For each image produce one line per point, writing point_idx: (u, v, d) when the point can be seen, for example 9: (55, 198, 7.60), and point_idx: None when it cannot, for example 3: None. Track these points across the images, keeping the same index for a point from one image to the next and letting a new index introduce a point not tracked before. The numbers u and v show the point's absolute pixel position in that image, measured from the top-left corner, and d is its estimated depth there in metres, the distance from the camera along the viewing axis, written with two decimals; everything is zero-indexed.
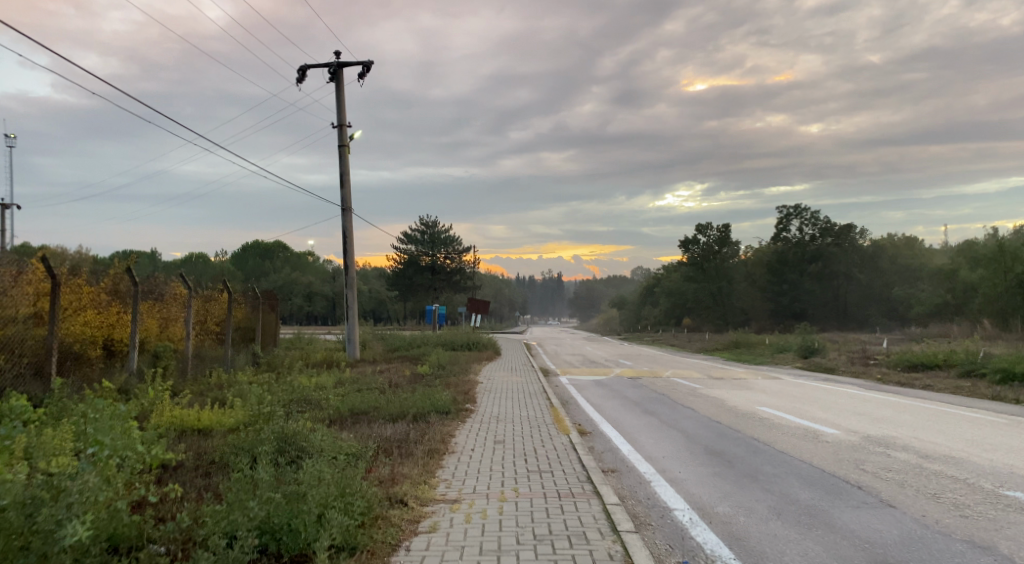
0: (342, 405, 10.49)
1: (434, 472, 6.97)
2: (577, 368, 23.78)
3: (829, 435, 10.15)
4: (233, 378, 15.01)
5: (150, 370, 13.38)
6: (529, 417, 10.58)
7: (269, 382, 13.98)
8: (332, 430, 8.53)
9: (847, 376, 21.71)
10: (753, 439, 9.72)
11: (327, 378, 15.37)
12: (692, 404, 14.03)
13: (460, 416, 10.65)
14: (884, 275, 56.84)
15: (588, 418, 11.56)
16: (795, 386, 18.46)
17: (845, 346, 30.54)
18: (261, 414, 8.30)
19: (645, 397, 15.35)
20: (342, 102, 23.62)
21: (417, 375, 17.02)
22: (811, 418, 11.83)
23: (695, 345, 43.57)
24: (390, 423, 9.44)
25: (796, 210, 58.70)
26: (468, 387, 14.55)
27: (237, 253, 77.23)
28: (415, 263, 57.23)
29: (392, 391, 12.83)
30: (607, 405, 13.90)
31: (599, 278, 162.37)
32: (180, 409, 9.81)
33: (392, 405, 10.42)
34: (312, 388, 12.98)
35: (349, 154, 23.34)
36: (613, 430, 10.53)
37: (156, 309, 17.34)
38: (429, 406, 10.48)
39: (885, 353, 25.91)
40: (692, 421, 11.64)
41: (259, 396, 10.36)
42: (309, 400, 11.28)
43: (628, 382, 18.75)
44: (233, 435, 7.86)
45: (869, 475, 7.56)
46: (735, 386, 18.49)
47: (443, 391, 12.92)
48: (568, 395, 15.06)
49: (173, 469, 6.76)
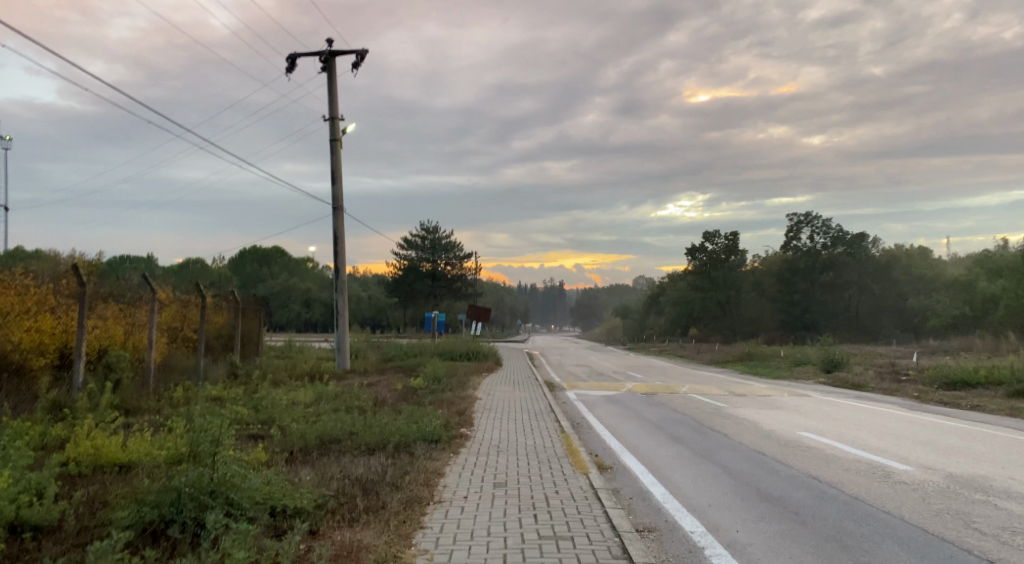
0: (307, 430, 8.68)
1: (410, 540, 5.24)
2: (585, 382, 21.83)
3: (903, 473, 8.33)
4: (198, 393, 13.15)
5: (99, 387, 11.56)
6: (536, 448, 8.73)
7: (237, 399, 12.21)
8: (283, 471, 6.74)
9: (880, 394, 19.75)
10: (817, 478, 7.92)
11: (305, 393, 13.53)
12: (723, 428, 12.13)
13: (453, 444, 8.77)
14: (898, 285, 54.99)
15: (604, 448, 9.67)
16: (829, 405, 16.53)
17: (870, 360, 28.57)
18: (190, 447, 6.52)
19: (666, 418, 13.47)
20: (334, 93, 21.86)
21: (409, 390, 15.18)
22: (870, 449, 9.99)
23: (704, 357, 41.61)
24: (362, 458, 7.61)
25: (806, 217, 56.89)
26: (464, 405, 12.68)
27: (234, 257, 75.48)
28: (415, 270, 55.40)
29: (374, 411, 10.97)
30: (625, 428, 12.06)
31: (602, 289, 160.63)
32: (105, 435, 7.96)
33: (372, 431, 8.60)
34: (282, 407, 11.17)
35: (341, 148, 21.57)
36: (637, 465, 8.69)
37: (119, 315, 15.47)
38: (416, 433, 8.64)
39: (916, 369, 23.90)
40: (731, 452, 9.78)
41: (206, 421, 8.51)
42: (273, 427, 9.43)
43: (644, 399, 16.84)
44: (150, 475, 6.08)
45: (991, 538, 5.78)
46: (764, 404, 16.58)
47: (435, 411, 11.06)
48: (579, 416, 13.16)
49: (48, 534, 5.08)
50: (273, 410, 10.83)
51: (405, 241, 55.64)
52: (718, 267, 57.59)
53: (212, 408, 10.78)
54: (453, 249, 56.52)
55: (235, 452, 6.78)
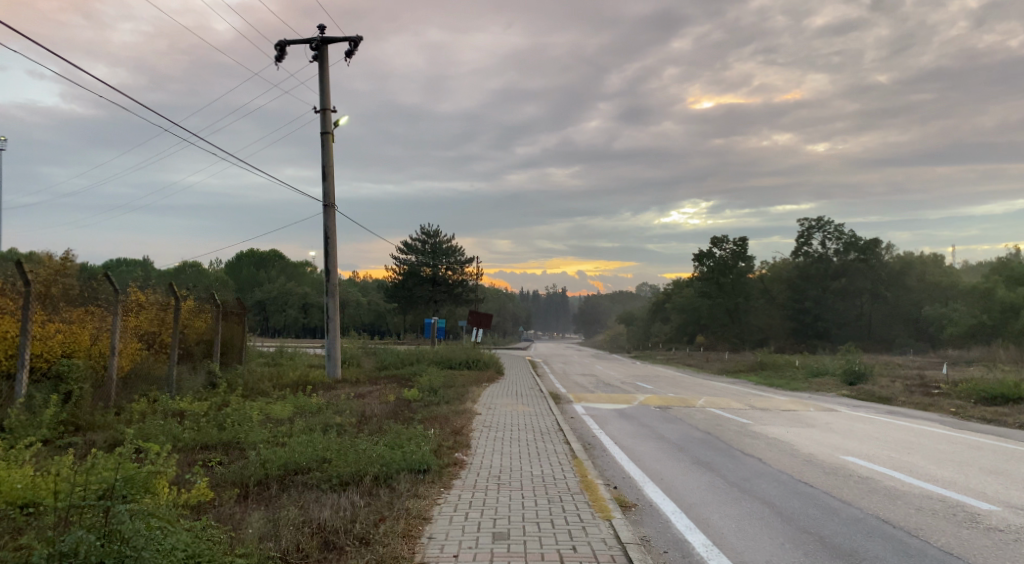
0: (269, 457, 7.24)
1: None
2: (593, 394, 20.24)
3: (991, 515, 6.87)
4: (164, 407, 11.74)
5: (40, 403, 10.15)
6: (546, 482, 7.27)
7: (199, 414, 10.83)
8: (218, 523, 5.36)
9: (914, 410, 18.18)
10: (897, 527, 6.50)
11: (283, 409, 12.12)
12: (755, 452, 10.64)
13: (444, 474, 7.35)
14: (913, 293, 53.10)
15: (627, 480, 8.20)
16: (863, 422, 14.97)
17: (893, 371, 26.97)
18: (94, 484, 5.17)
19: (687, 438, 12.00)
20: (325, 83, 20.47)
21: (402, 402, 13.81)
22: (938, 479, 8.54)
23: (713, 366, 40.11)
24: (330, 496, 6.23)
25: (818, 223, 55.62)
26: (459, 423, 11.20)
27: (232, 261, 74.55)
28: (416, 275, 53.97)
29: (358, 431, 9.48)
30: (644, 450, 10.59)
31: (605, 296, 158.99)
32: (9, 461, 6.52)
33: (349, 458, 7.18)
34: (249, 426, 9.72)
35: (333, 142, 20.16)
36: (667, 502, 7.27)
37: (83, 318, 14.02)
38: (401, 463, 7.18)
39: (948, 382, 22.30)
40: (771, 484, 8.32)
41: (137, 449, 6.99)
42: (227, 457, 7.93)
43: (659, 414, 15.31)
44: (37, 535, 4.76)
45: None
46: (791, 420, 15.08)
47: (429, 431, 9.59)
48: (590, 436, 11.68)
49: None
50: (238, 428, 9.42)
51: (405, 245, 54.20)
52: (726, 273, 56.08)
53: (166, 427, 9.38)
54: (454, 254, 54.83)
55: (155, 497, 5.42)
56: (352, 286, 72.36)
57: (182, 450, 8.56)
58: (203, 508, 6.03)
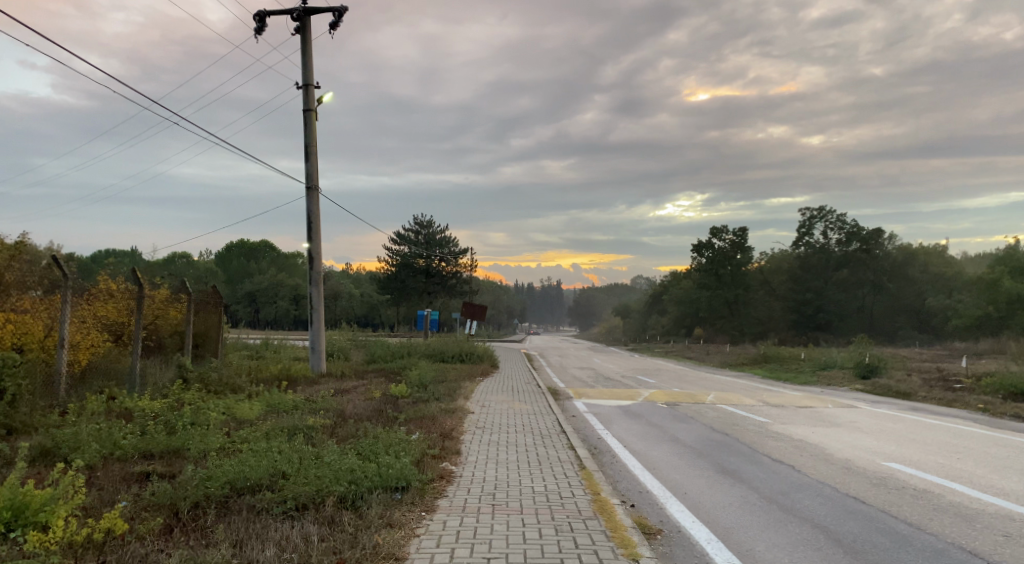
0: (212, 472, 5.92)
1: None
2: (595, 389, 18.93)
3: None
4: (114, 409, 10.34)
5: None
6: (552, 503, 5.96)
7: (150, 414, 9.49)
8: None
9: (938, 407, 16.96)
10: None
11: (249, 409, 10.75)
12: (785, 458, 9.31)
13: (428, 491, 6.06)
14: (916, 284, 51.81)
15: (646, 496, 6.90)
16: (890, 421, 13.71)
17: (907, 364, 25.75)
18: None
19: (702, 440, 10.72)
20: (309, 57, 19.05)
21: (387, 399, 12.52)
22: (1008, 494, 7.29)
23: (715, 359, 38.85)
24: (279, 528, 4.97)
25: (819, 212, 54.43)
26: (449, 424, 9.86)
27: (222, 252, 73.32)
28: (408, 266, 52.57)
29: (328, 438, 8.09)
30: (660, 456, 9.27)
31: (601, 289, 157.89)
32: None
33: (309, 474, 5.84)
34: (200, 431, 8.33)
35: (316, 120, 18.77)
36: (702, 530, 5.99)
37: (34, 307, 12.51)
38: (372, 481, 5.86)
39: (969, 376, 21.05)
40: (816, 499, 7.05)
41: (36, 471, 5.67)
42: (161, 472, 6.55)
43: (668, 412, 14.00)
44: None
45: None
46: (814, 419, 13.82)
47: (411, 436, 8.24)
48: (596, 439, 10.36)
49: None
50: (191, 433, 8.04)
51: (398, 236, 52.85)
52: (725, 263, 54.59)
53: (103, 430, 8.08)
54: (448, 245, 53.16)
55: None
56: (345, 277, 70.96)
57: (120, 461, 7.27)
58: (107, 549, 4.75)
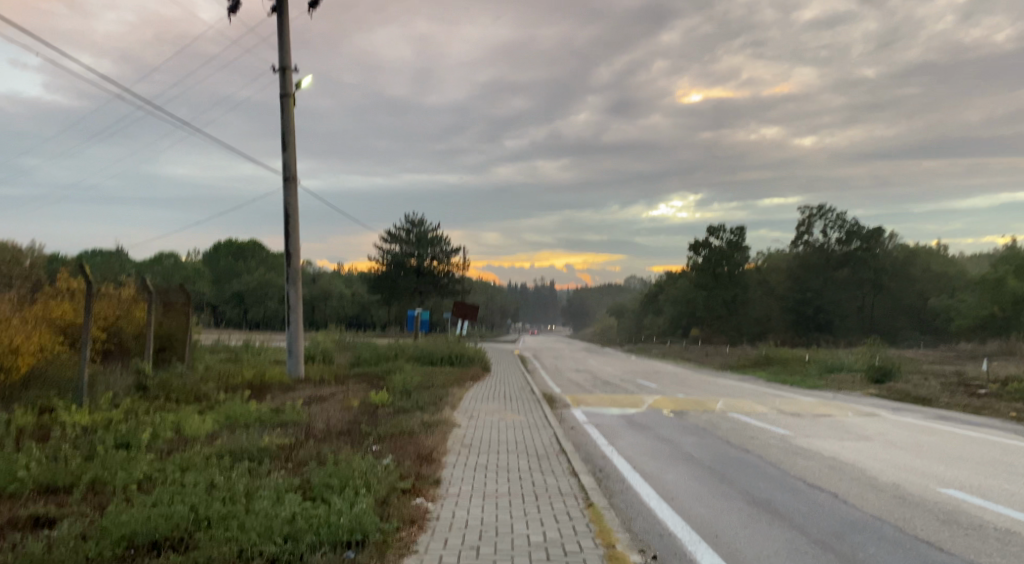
0: (107, 523, 4.54)
1: None
2: (593, 394, 17.56)
3: None
4: (40, 424, 8.83)
5: None
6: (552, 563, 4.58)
7: (73, 434, 7.97)
8: None
9: (966, 415, 15.60)
10: None
11: (198, 424, 9.23)
12: (822, 483, 7.96)
13: (388, 545, 4.67)
14: (917, 284, 50.62)
15: (671, 545, 5.48)
16: (924, 433, 12.33)
17: (920, 368, 24.41)
18: None
19: (722, 459, 9.33)
20: (286, 37, 17.59)
21: (365, 410, 11.09)
22: None
23: (715, 360, 37.50)
24: None
25: (818, 211, 53.20)
26: (429, 443, 8.40)
27: (209, 251, 71.85)
28: (399, 265, 51.06)
29: (278, 467, 6.61)
30: (678, 482, 7.87)
31: (595, 289, 156.71)
32: None
33: (231, 532, 4.45)
34: (123, 456, 6.84)
35: (293, 105, 17.30)
36: None
37: None
38: (316, 538, 4.48)
39: (991, 381, 19.75)
40: (878, 544, 5.71)
41: None
42: (48, 519, 5.12)
43: (677, 423, 12.64)
44: None
45: None
46: (840, 431, 12.42)
47: (380, 462, 6.79)
48: (600, 459, 8.93)
49: None
50: (109, 459, 6.53)
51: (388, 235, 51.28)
52: (723, 262, 53.53)
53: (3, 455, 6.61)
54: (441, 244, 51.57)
55: None
56: (335, 277, 69.36)
57: (13, 499, 5.81)
58: None
